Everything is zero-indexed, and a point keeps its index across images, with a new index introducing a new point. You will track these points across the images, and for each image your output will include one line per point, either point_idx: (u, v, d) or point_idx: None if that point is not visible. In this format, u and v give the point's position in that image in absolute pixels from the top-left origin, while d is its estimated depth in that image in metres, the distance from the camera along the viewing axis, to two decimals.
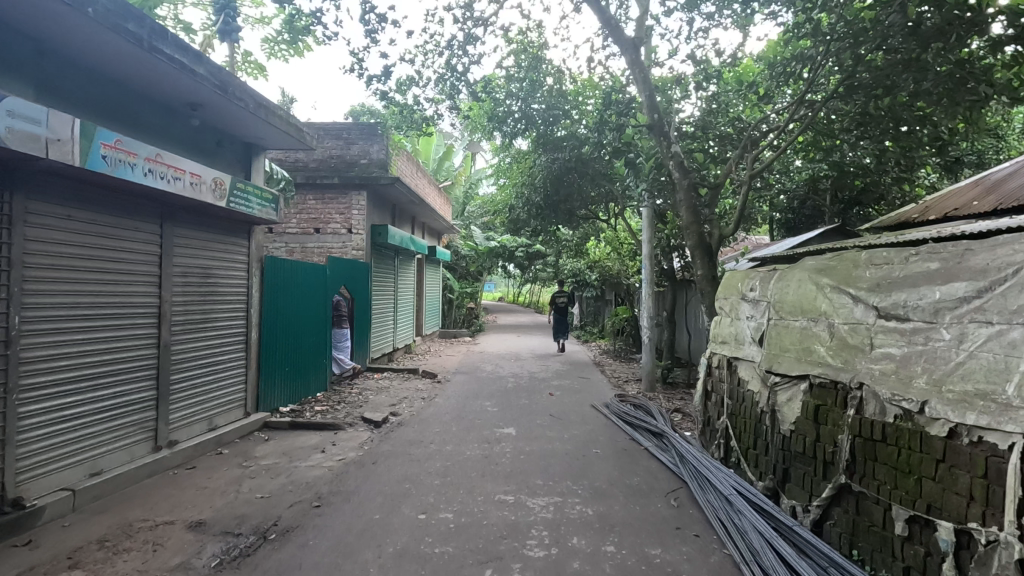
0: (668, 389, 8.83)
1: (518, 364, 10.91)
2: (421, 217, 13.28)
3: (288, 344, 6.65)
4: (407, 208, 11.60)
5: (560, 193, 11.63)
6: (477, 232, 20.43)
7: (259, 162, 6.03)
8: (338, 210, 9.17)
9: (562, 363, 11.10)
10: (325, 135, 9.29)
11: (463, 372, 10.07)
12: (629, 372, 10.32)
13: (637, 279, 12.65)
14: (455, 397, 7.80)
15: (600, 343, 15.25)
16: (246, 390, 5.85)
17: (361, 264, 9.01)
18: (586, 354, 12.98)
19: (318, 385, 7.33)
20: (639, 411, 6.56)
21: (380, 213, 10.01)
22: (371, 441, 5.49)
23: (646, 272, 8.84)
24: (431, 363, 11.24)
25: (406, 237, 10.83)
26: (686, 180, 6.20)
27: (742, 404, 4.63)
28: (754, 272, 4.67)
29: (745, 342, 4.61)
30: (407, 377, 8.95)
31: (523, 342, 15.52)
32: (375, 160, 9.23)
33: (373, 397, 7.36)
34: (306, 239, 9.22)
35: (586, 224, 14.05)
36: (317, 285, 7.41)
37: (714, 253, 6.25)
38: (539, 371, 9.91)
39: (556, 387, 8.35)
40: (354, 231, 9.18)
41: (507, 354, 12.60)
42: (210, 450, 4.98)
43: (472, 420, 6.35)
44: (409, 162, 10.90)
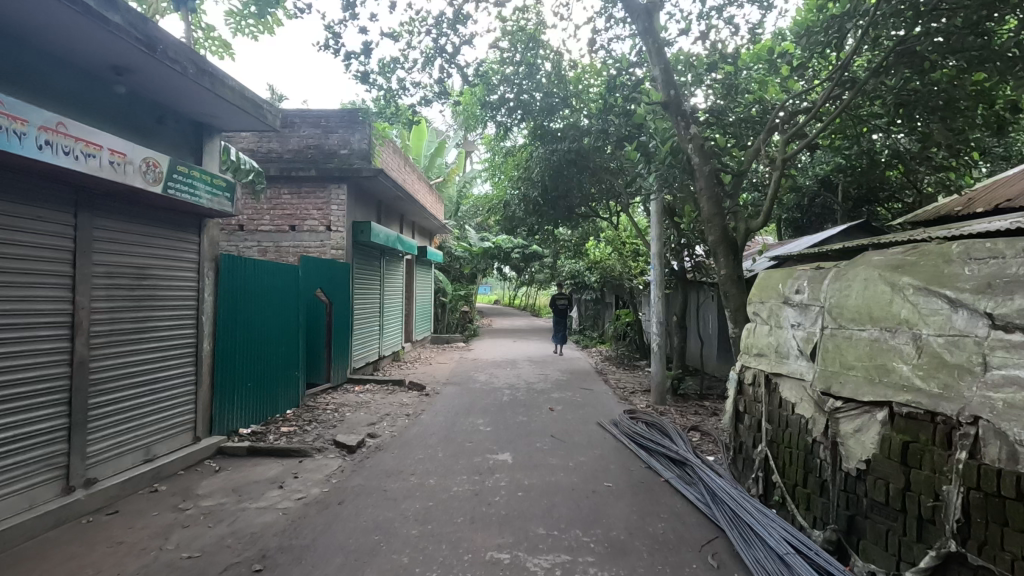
0: (680, 402, 8.01)
1: (514, 372, 10.07)
2: (411, 215, 12.45)
3: (251, 356, 5.79)
4: (394, 205, 10.77)
5: (559, 189, 10.82)
6: (471, 232, 19.61)
7: (212, 145, 5.18)
8: (315, 205, 8.34)
9: (562, 371, 10.28)
10: (301, 123, 8.43)
11: (454, 382, 9.23)
12: (635, 381, 9.50)
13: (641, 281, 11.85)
14: (443, 413, 6.95)
15: (601, 349, 14.42)
16: (196, 411, 4.99)
17: (340, 264, 8.16)
18: (587, 360, 12.16)
19: (286, 403, 6.47)
20: (653, 431, 5.74)
21: (364, 210, 9.17)
22: (341, 472, 4.64)
23: (655, 274, 8.03)
24: (421, 372, 10.40)
25: (393, 236, 9.99)
26: (707, 167, 5.38)
27: (786, 430, 3.82)
28: (800, 271, 3.86)
29: (791, 356, 3.79)
30: (391, 389, 8.11)
31: (520, 347, 14.69)
32: (356, 150, 8.40)
33: (350, 415, 6.51)
34: (280, 237, 8.40)
35: (586, 223, 13.26)
36: (287, 289, 6.57)
37: (740, 250, 5.44)
38: (537, 381, 9.09)
39: (556, 402, 7.51)
40: (332, 229, 8.36)
41: (502, 361, 11.77)
42: (143, 487, 4.12)
43: (461, 443, 5.51)
44: (396, 155, 10.08)
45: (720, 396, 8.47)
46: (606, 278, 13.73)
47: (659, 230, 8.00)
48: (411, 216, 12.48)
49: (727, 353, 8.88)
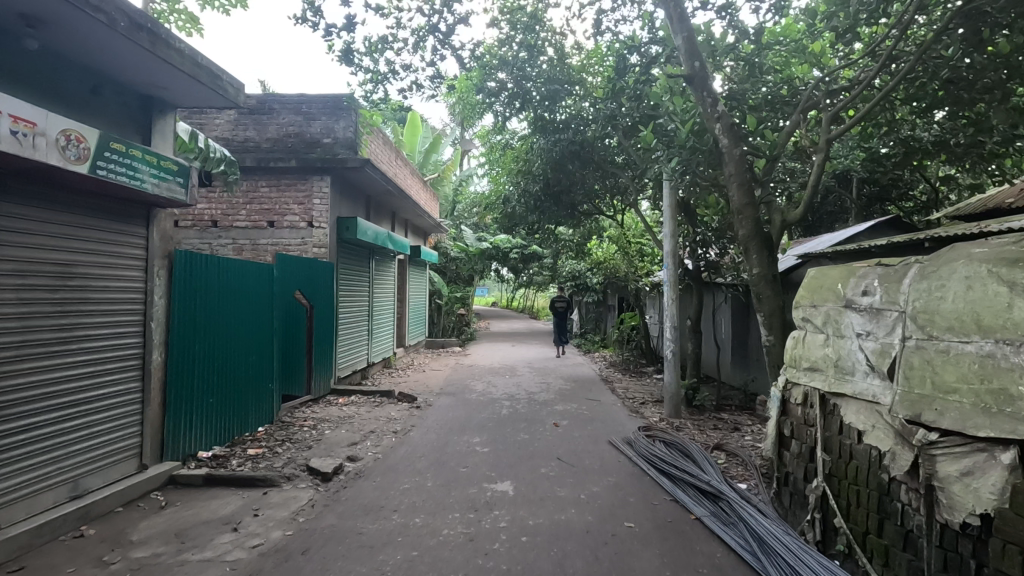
0: (696, 415, 7.30)
1: (513, 380, 9.35)
2: (403, 213, 11.73)
3: (215, 367, 5.06)
4: (384, 200, 10.04)
5: (560, 183, 10.12)
6: (468, 232, 18.88)
7: (166, 122, 4.47)
8: (296, 199, 7.63)
9: (564, 380, 9.55)
10: (281, 109, 7.69)
11: (448, 392, 8.51)
12: (644, 390, 8.80)
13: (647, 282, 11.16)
14: (435, 429, 6.24)
15: (604, 354, 13.73)
16: (142, 434, 4.25)
17: (323, 264, 7.45)
18: (590, 367, 11.45)
19: (258, 420, 5.74)
20: (673, 452, 5.04)
21: (350, 205, 8.44)
22: (311, 508, 3.93)
23: (668, 274, 7.33)
24: (413, 381, 9.67)
25: (383, 233, 9.28)
26: (738, 150, 4.68)
27: (849, 463, 3.13)
28: (866, 269, 3.17)
29: (856, 372, 3.09)
30: (378, 401, 7.38)
31: (518, 352, 13.98)
32: (341, 139, 7.68)
33: (329, 433, 5.79)
34: (257, 234, 7.67)
35: (587, 220, 12.55)
36: (259, 291, 5.83)
37: (774, 246, 4.74)
38: (538, 391, 8.37)
39: (560, 416, 6.78)
40: (315, 225, 7.65)
41: (500, 368, 11.05)
42: (65, 532, 3.40)
43: (453, 468, 4.79)
44: (385, 147, 9.36)
45: (738, 407, 7.78)
46: (609, 278, 13.01)
47: (672, 227, 7.31)
48: (403, 213, 11.75)
49: (751, 360, 8.20)
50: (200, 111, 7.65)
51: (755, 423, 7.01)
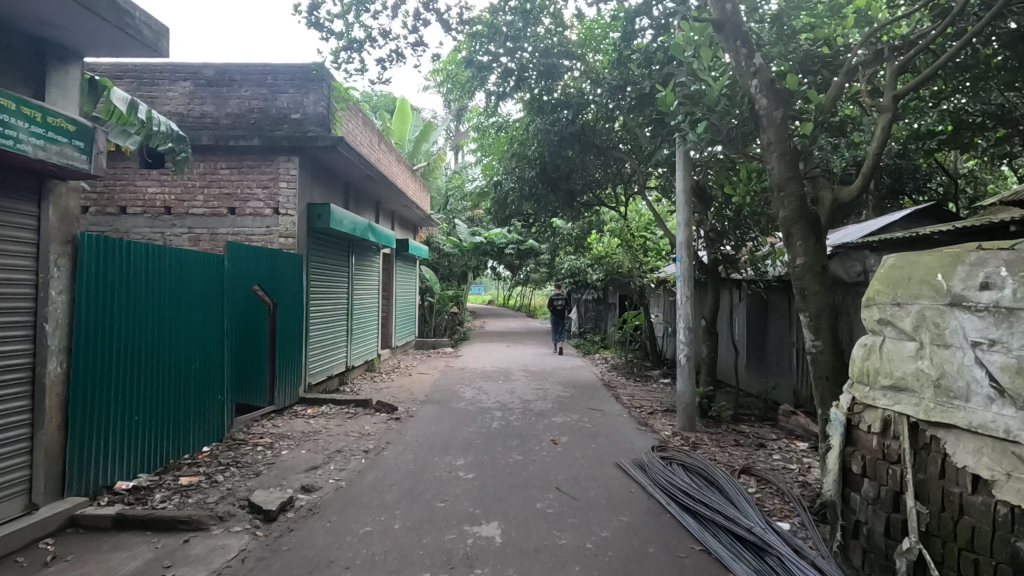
0: (713, 428, 6.43)
1: (506, 387, 8.46)
2: (387, 203, 10.81)
3: (142, 378, 4.17)
4: (364, 187, 9.13)
5: (559, 168, 9.23)
6: (461, 226, 17.95)
7: (68, 72, 3.59)
8: (260, 182, 6.74)
9: (562, 386, 8.66)
10: (243, 80, 6.78)
11: (433, 400, 7.62)
12: (652, 398, 7.94)
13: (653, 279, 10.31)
14: (414, 447, 5.37)
15: (605, 355, 12.88)
16: (30, 464, 3.37)
17: (289, 255, 6.56)
18: (590, 370, 10.55)
19: (200, 440, 4.85)
20: (696, 481, 4.18)
21: (323, 190, 7.54)
22: (240, 564, 3.05)
23: (681, 269, 6.47)
24: (395, 387, 8.77)
25: (362, 223, 8.38)
26: (779, 112, 3.79)
27: (960, 520, 2.28)
28: (985, 253, 2.29)
29: (972, 397, 2.23)
30: (351, 412, 6.49)
31: (513, 353, 13.08)
32: (310, 114, 6.77)
33: (285, 453, 4.90)
34: (216, 222, 6.77)
35: (588, 212, 11.65)
36: (201, 286, 4.94)
37: (823, 230, 3.84)
38: (533, 399, 7.48)
39: (558, 430, 5.90)
40: (281, 212, 6.76)
41: (492, 372, 10.15)
42: None
43: (429, 503, 3.91)
44: (364, 127, 8.46)
45: (759, 419, 6.92)
46: (611, 275, 12.13)
47: (687, 215, 6.43)
48: (388, 203, 10.83)
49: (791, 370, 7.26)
50: (151, 82, 6.72)
51: (781, 438, 6.16)
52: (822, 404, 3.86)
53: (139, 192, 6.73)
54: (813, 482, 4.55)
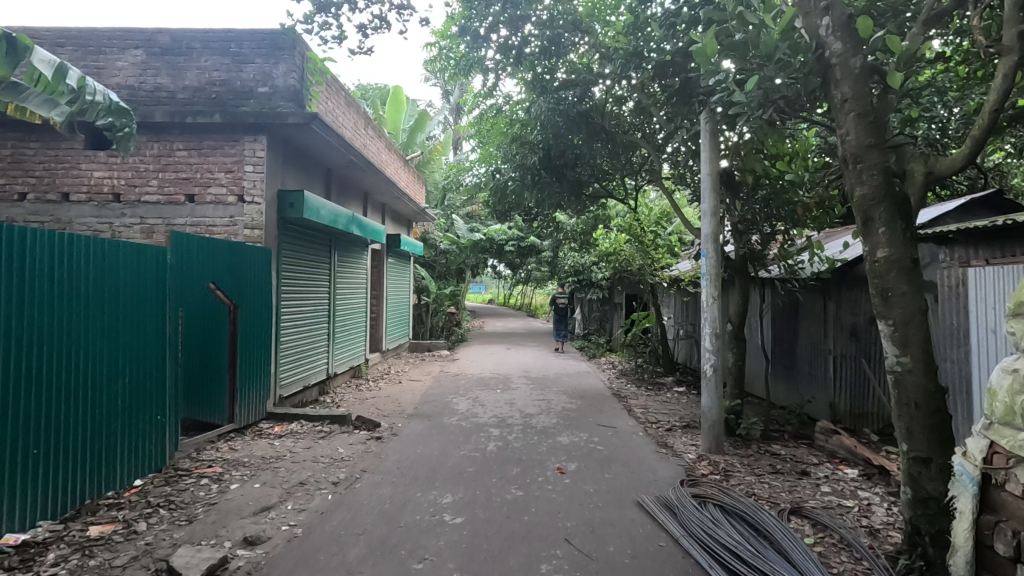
0: (743, 450, 5.57)
1: (504, 397, 7.59)
2: (377, 194, 9.95)
3: (42, 401, 3.28)
4: (348, 175, 8.27)
5: (565, 153, 8.39)
6: (459, 222, 17.10)
7: None
8: (222, 165, 5.88)
9: (567, 396, 7.80)
10: (202, 48, 5.90)
11: (422, 414, 6.75)
12: (668, 411, 7.08)
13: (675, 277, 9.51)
14: (393, 476, 4.51)
15: (611, 359, 12.02)
16: None
17: (256, 249, 5.69)
18: (597, 377, 9.70)
19: (129, 473, 3.96)
20: (744, 533, 3.32)
21: (298, 176, 6.66)
22: None
23: (706, 265, 5.61)
24: (382, 397, 7.91)
25: (344, 214, 7.52)
26: (858, 58, 2.91)
27: None
28: None
29: None
30: (325, 431, 5.62)
31: (513, 357, 12.23)
32: (280, 88, 5.89)
33: (235, 488, 4.03)
34: (172, 210, 5.91)
35: (594, 205, 10.79)
36: (130, 283, 4.07)
37: (913, 213, 2.96)
38: (535, 413, 6.62)
39: (564, 455, 5.03)
40: (246, 200, 5.88)
41: (490, 379, 9.29)
42: None
43: (402, 564, 3.04)
44: (345, 108, 7.59)
45: (793, 438, 6.05)
46: (619, 273, 11.25)
47: (713, 205, 5.57)
48: (378, 194, 9.97)
49: (842, 385, 6.39)
50: (98, 50, 5.86)
51: (823, 463, 5.29)
52: (909, 438, 3.01)
53: (85, 175, 5.88)
54: (881, 529, 3.68)
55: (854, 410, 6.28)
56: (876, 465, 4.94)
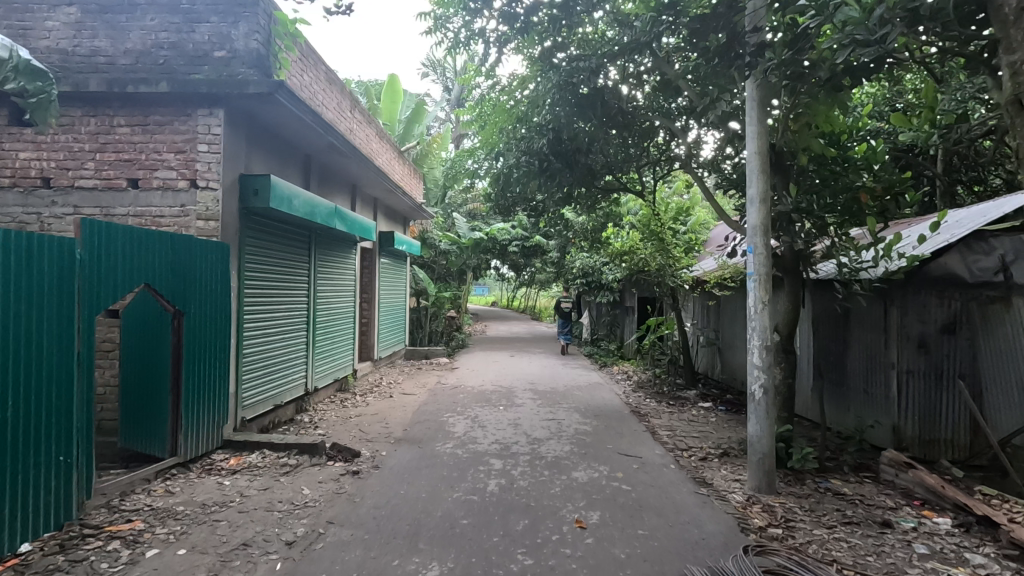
0: (800, 489, 4.56)
1: (507, 416, 6.62)
2: (367, 186, 8.99)
3: None
4: (331, 163, 7.31)
5: (577, 137, 7.44)
6: (460, 220, 16.17)
7: None
8: (172, 144, 4.92)
9: (578, 415, 6.82)
10: (148, 5, 4.94)
11: (411, 439, 5.76)
12: (699, 435, 6.08)
13: (704, 275, 8.57)
14: (366, 530, 3.52)
15: (625, 368, 11.03)
16: None
17: (209, 244, 4.72)
18: (611, 390, 8.71)
19: (13, 535, 2.98)
20: None
21: (266, 161, 5.71)
22: None
23: (754, 263, 4.61)
24: (368, 415, 6.92)
25: (324, 207, 6.55)
26: None
27: None
28: None
29: None
30: (290, 464, 4.61)
31: (517, 366, 11.25)
32: (239, 52, 4.93)
33: (152, 557, 3.04)
34: (112, 198, 4.95)
35: (606, 200, 9.83)
36: (18, 289, 3.07)
37: None
38: (545, 438, 5.63)
39: (583, 500, 4.04)
40: (199, 185, 4.91)
41: (491, 392, 8.30)
42: None
43: None
44: (325, 85, 6.65)
45: (854, 471, 5.05)
46: (634, 274, 10.27)
47: (762, 189, 4.57)
48: (368, 186, 9.01)
49: (911, 406, 5.39)
50: (23, 8, 4.91)
51: (902, 507, 4.29)
52: None
53: (9, 157, 4.94)
54: None
55: (924, 436, 5.32)
56: (973, 513, 3.95)
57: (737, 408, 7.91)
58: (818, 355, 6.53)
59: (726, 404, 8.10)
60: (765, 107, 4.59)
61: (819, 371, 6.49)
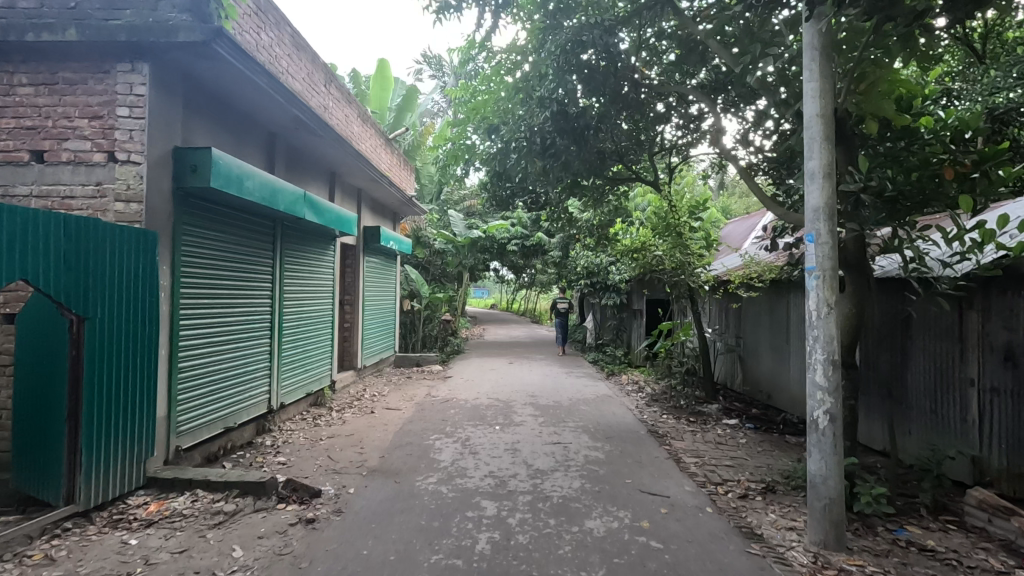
0: (877, 545, 3.58)
1: (504, 439, 5.63)
2: (347, 174, 8.00)
3: None
4: (300, 143, 6.34)
5: (586, 115, 6.48)
6: (456, 218, 15.17)
7: None
8: (85, 107, 3.96)
9: (587, 437, 5.83)
10: None
11: (387, 470, 4.77)
12: (733, 464, 5.09)
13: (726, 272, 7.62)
14: None
15: (634, 377, 10.07)
16: None
17: (127, 230, 3.74)
18: (622, 404, 7.72)
19: None
20: None
21: (209, 134, 4.72)
22: None
23: (815, 255, 3.62)
24: (341, 438, 5.93)
25: (287, 190, 5.54)
26: None
27: None
28: None
29: None
30: (224, 511, 3.62)
31: (516, 374, 10.26)
32: None
33: None
34: (11, 175, 3.97)
35: (614, 192, 8.84)
36: None
37: None
38: (549, 470, 4.65)
39: (601, 566, 3.05)
40: (118, 158, 3.93)
41: (487, 407, 7.30)
42: None
43: None
44: (291, 51, 5.67)
45: (933, 515, 4.07)
46: (646, 274, 9.29)
47: (825, 161, 3.59)
48: (348, 174, 8.01)
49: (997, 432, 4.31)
50: None
51: (1015, 571, 3.30)
52: None
53: None
54: None
55: (1012, 469, 4.22)
56: None
57: (768, 426, 6.92)
58: (873, 371, 5.55)
59: (754, 422, 7.10)
60: (828, 59, 3.62)
61: (874, 389, 5.51)
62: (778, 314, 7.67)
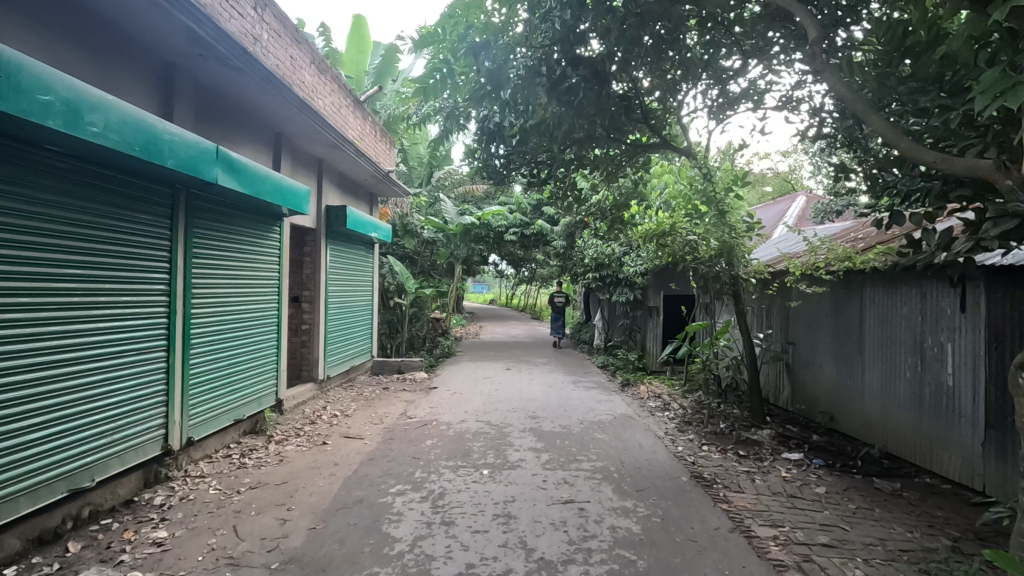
0: None
1: (493, 497, 3.95)
2: (298, 137, 6.30)
3: None
4: (218, 83, 4.66)
5: (607, 45, 4.78)
6: (447, 203, 13.43)
7: None
8: None
9: (611, 489, 4.15)
10: None
11: (311, 559, 3.12)
12: (833, 542, 3.42)
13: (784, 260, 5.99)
14: None
15: (654, 387, 8.41)
16: None
17: None
18: (647, 430, 6.04)
19: None
20: None
21: (19, 38, 3.05)
22: None
23: None
24: (269, 489, 4.27)
25: (178, 140, 3.81)
26: None
27: None
28: None
29: None
30: None
31: (513, 385, 8.58)
32: None
33: None
34: None
35: (635, 163, 7.12)
36: None
37: None
38: (560, 566, 2.97)
39: None
40: None
41: (474, 435, 5.62)
42: None
43: None
44: None
45: None
46: (673, 265, 7.59)
47: None
48: (299, 137, 6.32)
49: None
50: None
51: None
52: None
53: None
54: None
55: None
56: None
57: (843, 463, 5.25)
58: None
59: (823, 457, 5.43)
60: None
61: None
62: (845, 315, 6.02)
